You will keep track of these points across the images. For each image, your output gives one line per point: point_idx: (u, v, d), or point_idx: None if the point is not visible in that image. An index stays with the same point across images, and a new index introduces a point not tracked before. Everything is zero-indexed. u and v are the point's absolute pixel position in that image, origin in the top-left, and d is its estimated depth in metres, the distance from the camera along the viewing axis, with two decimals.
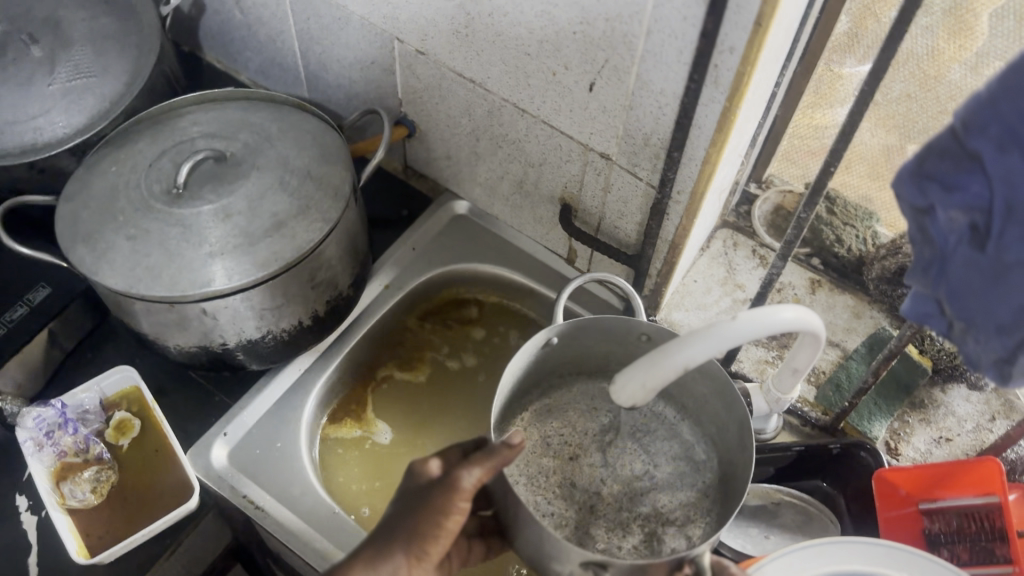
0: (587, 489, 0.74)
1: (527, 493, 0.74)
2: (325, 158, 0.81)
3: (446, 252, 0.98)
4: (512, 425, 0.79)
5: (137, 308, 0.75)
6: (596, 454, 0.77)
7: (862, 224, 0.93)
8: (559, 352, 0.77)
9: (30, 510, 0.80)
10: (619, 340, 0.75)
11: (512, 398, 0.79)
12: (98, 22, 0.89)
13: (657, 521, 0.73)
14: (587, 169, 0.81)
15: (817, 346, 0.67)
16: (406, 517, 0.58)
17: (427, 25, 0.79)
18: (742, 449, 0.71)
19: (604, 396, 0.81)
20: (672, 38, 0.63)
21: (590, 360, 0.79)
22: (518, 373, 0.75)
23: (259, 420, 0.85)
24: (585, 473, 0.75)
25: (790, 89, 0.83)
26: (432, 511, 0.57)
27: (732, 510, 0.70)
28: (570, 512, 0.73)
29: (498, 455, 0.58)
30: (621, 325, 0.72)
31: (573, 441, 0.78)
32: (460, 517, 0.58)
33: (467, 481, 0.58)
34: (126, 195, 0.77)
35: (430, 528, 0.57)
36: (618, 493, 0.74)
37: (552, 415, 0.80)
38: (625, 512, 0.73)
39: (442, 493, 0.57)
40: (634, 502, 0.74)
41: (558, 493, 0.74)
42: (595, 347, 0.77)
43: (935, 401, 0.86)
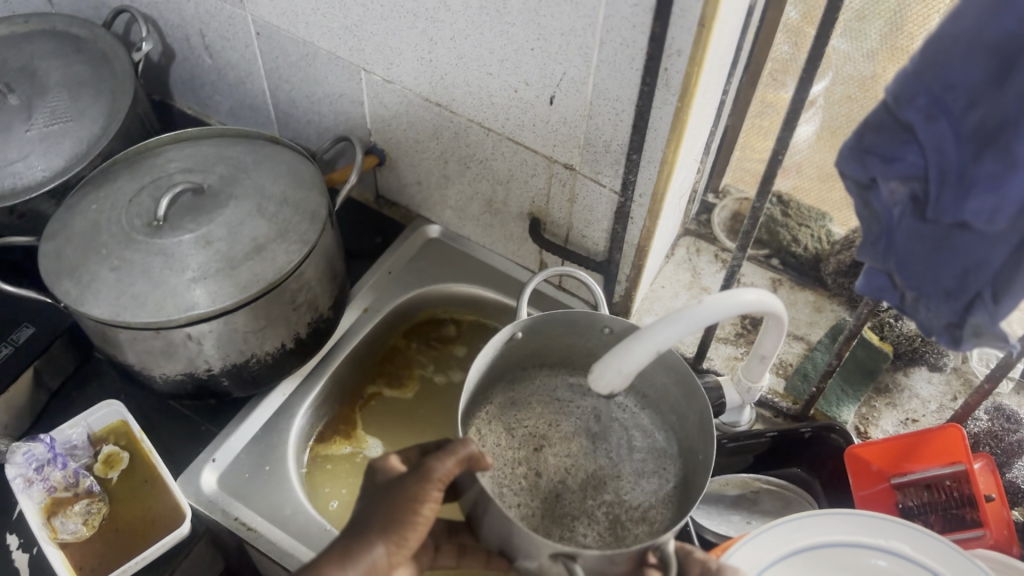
0: (552, 479, 0.78)
1: (494, 485, 0.77)
2: (300, 185, 0.84)
3: (422, 275, 1.01)
4: (478, 417, 0.81)
5: (122, 337, 0.77)
6: (560, 444, 0.80)
7: (816, 224, 0.97)
8: (523, 345, 0.80)
9: (21, 547, 0.80)
10: (582, 332, 0.78)
11: (479, 391, 0.81)
12: (72, 69, 0.93)
13: (621, 508, 0.77)
14: (552, 181, 0.85)
15: (782, 329, 0.70)
16: (380, 508, 0.59)
17: (392, 54, 0.83)
18: (701, 434, 0.74)
19: (567, 388, 0.84)
20: (624, 46, 0.67)
21: (553, 353, 0.82)
22: (484, 365, 0.77)
23: (247, 445, 0.87)
24: (550, 463, 0.79)
25: (739, 98, 0.88)
26: (408, 500, 0.59)
27: (691, 497, 0.74)
28: (536, 502, 0.77)
29: (467, 449, 0.62)
30: (584, 317, 0.75)
31: (538, 432, 0.81)
32: (434, 505, 0.60)
33: (440, 468, 0.60)
34: (108, 230, 0.79)
35: (407, 515, 0.59)
36: (582, 482, 0.78)
37: (517, 407, 0.83)
38: (590, 501, 0.77)
39: (416, 480, 0.60)
40: (598, 491, 0.78)
41: (523, 484, 0.78)
42: (558, 339, 0.80)
43: (899, 384, 0.90)
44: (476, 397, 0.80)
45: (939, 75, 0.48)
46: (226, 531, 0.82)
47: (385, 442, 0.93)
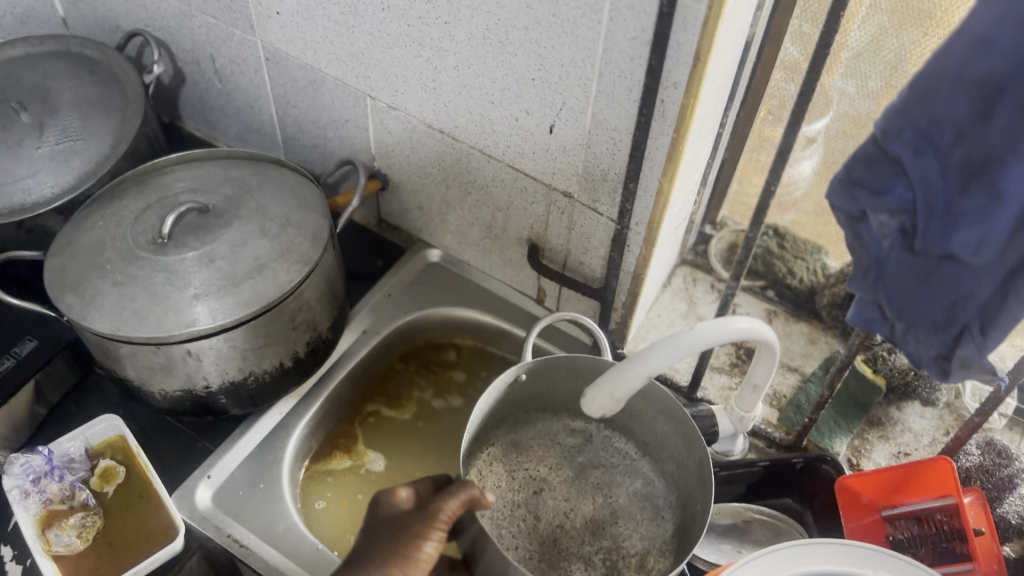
0: (551, 522, 0.79)
1: (493, 528, 0.78)
2: (303, 207, 0.85)
3: (421, 298, 1.02)
4: (480, 458, 0.82)
5: (122, 352, 0.78)
6: (560, 489, 0.81)
7: (812, 257, 0.98)
8: (527, 388, 0.81)
9: (15, 559, 0.81)
10: (584, 377, 0.80)
11: (481, 433, 0.82)
12: (84, 90, 0.95)
13: (619, 555, 0.78)
14: (551, 209, 0.86)
15: (773, 357, 0.71)
16: (385, 543, 0.61)
17: (397, 82, 0.85)
18: (699, 484, 0.75)
19: (569, 433, 0.85)
20: (622, 78, 0.69)
21: (555, 399, 0.84)
22: (486, 407, 0.78)
23: (243, 462, 0.88)
24: (550, 507, 0.80)
25: (736, 132, 0.90)
26: (411, 536, 0.61)
27: (687, 546, 0.75)
28: (534, 545, 0.78)
29: (471, 491, 0.63)
30: (589, 364, 0.77)
31: (538, 475, 0.82)
32: (437, 544, 0.62)
33: (445, 509, 0.62)
34: (113, 246, 0.80)
35: (409, 551, 0.60)
36: (581, 527, 0.79)
37: (518, 451, 0.84)
38: (588, 546, 0.78)
39: (421, 520, 0.61)
40: (596, 536, 0.79)
41: (522, 527, 0.79)
42: (561, 385, 0.82)
43: (891, 418, 0.91)
44: (479, 439, 0.82)
45: (927, 109, 0.49)
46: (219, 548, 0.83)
47: (387, 457, 0.94)
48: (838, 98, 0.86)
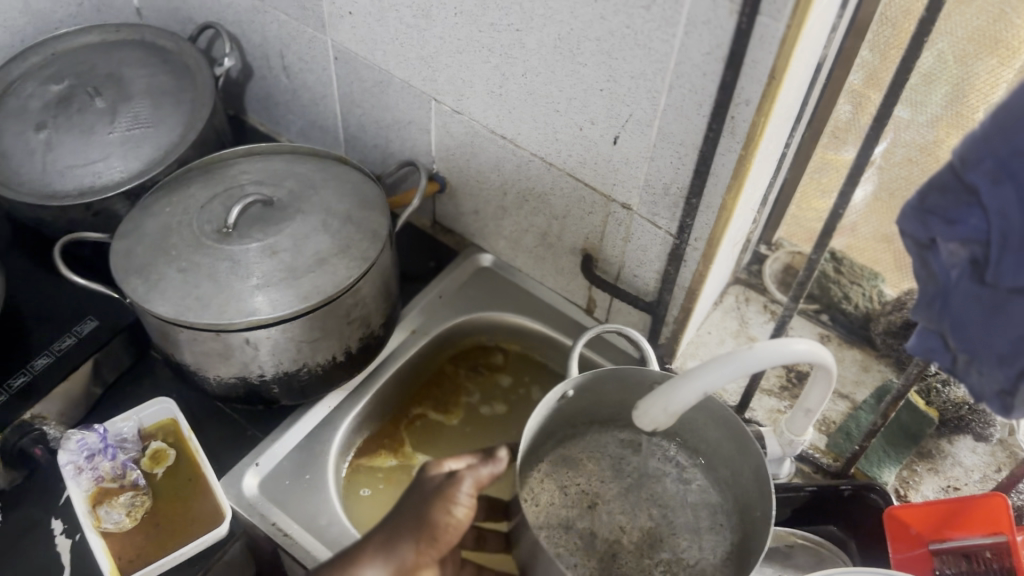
0: (608, 538, 0.79)
1: (551, 546, 0.78)
2: (364, 205, 0.86)
3: (471, 302, 1.03)
4: (533, 475, 0.82)
5: (182, 337, 0.79)
6: (614, 502, 0.81)
7: (868, 283, 0.98)
8: (575, 403, 0.81)
9: (65, 533, 0.83)
10: (635, 389, 0.79)
11: (532, 449, 0.81)
12: (156, 79, 0.97)
13: (679, 567, 0.78)
14: (609, 220, 0.86)
15: (829, 381, 0.71)
16: (413, 511, 0.62)
17: (463, 86, 0.86)
18: (758, 491, 0.75)
19: (617, 444, 0.85)
20: (692, 92, 0.69)
21: (605, 411, 0.84)
22: (538, 425, 0.78)
23: (290, 453, 0.89)
24: (604, 522, 0.80)
25: (799, 153, 0.89)
26: (435, 508, 0.61)
27: (750, 555, 0.75)
28: (593, 561, 0.77)
29: (495, 464, 0.63)
30: (637, 374, 0.77)
31: (590, 490, 0.82)
32: (466, 514, 0.62)
33: (466, 480, 0.62)
34: (179, 232, 0.82)
35: (433, 521, 0.61)
36: (638, 541, 0.79)
37: (568, 466, 0.83)
38: (647, 559, 0.78)
39: (448, 490, 0.61)
40: (655, 549, 0.79)
41: (578, 544, 0.78)
42: (608, 397, 0.81)
43: (942, 451, 0.89)
44: (530, 455, 0.81)
45: (1008, 141, 0.49)
46: (264, 536, 0.84)
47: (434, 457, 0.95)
48: (898, 124, 0.85)
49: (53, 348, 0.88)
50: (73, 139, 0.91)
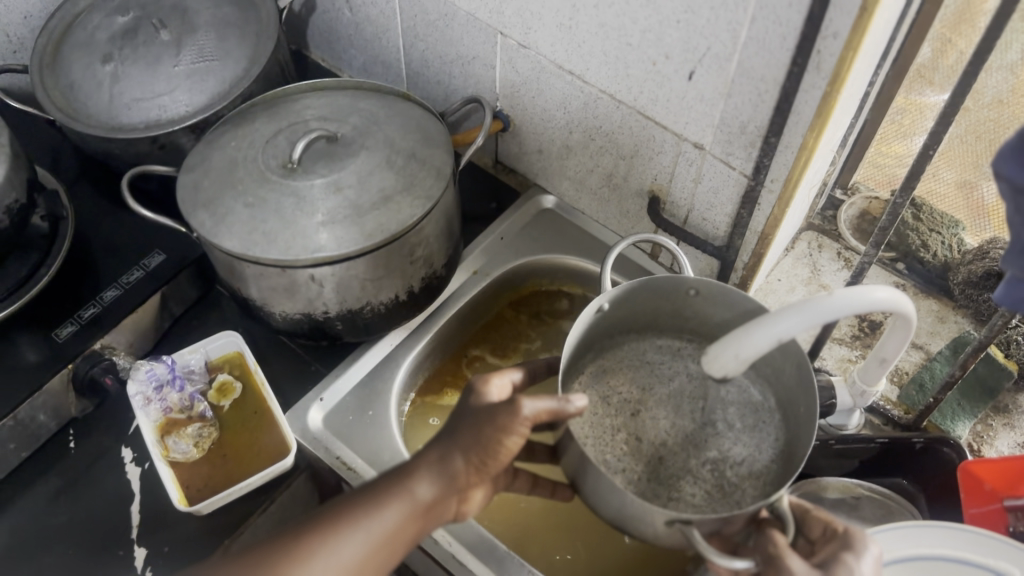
0: (654, 442, 0.74)
1: (596, 451, 0.73)
2: (429, 142, 0.85)
3: (533, 244, 1.01)
4: (573, 386, 0.78)
5: (249, 272, 0.80)
6: (658, 408, 0.76)
7: (948, 232, 0.94)
8: (612, 315, 0.78)
9: (135, 461, 0.85)
10: (669, 297, 0.77)
11: (574, 361, 0.78)
12: (220, 10, 0.95)
13: (727, 466, 0.73)
14: (679, 159, 0.84)
15: (909, 330, 0.68)
16: (470, 430, 0.60)
17: (532, 19, 0.83)
18: (801, 385, 0.71)
19: (657, 350, 0.82)
20: (776, 25, 0.65)
21: (640, 317, 0.81)
22: (577, 340, 0.75)
23: (352, 389, 0.89)
24: (650, 428, 0.75)
25: (882, 92, 0.85)
26: (494, 430, 0.59)
27: (798, 455, 0.70)
28: (640, 466, 0.73)
29: (561, 400, 0.60)
30: (670, 282, 0.75)
31: (633, 397, 0.78)
32: (518, 440, 0.59)
33: (530, 408, 0.58)
34: (245, 167, 0.82)
35: (491, 443, 0.59)
36: (683, 442, 0.74)
37: (609, 374, 0.80)
38: (694, 460, 0.73)
39: (506, 411, 0.58)
40: (700, 450, 0.74)
41: (625, 449, 0.74)
42: (644, 306, 0.79)
43: (1020, 406, 0.86)
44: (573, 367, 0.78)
45: None
46: (328, 469, 0.85)
47: None
48: None
49: (122, 281, 0.89)
50: (139, 72, 0.91)
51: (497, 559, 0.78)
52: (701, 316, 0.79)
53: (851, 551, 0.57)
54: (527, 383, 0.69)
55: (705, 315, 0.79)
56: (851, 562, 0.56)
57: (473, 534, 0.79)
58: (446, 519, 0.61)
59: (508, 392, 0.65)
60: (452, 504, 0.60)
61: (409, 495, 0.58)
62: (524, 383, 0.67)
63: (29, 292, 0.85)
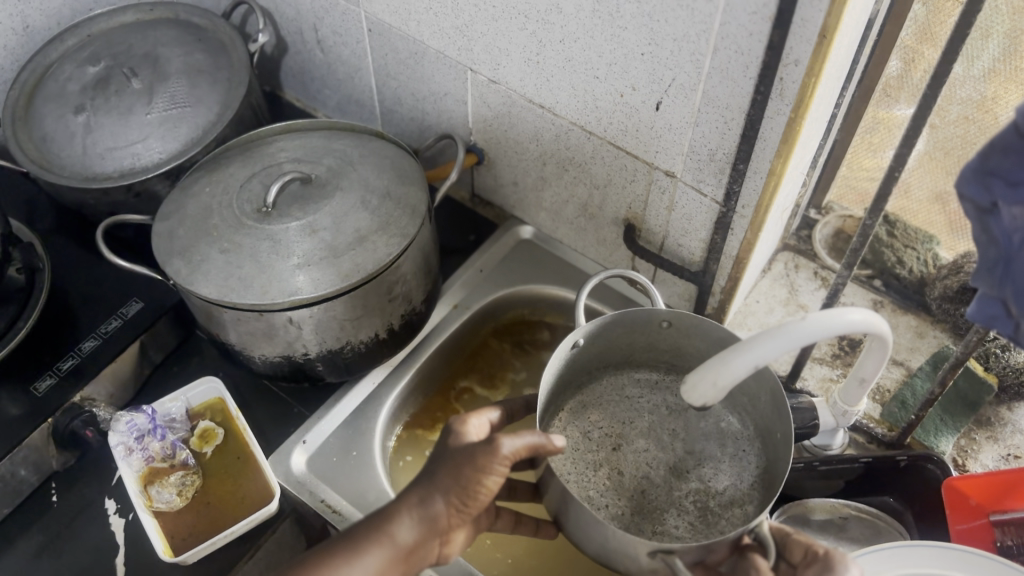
0: (636, 475, 0.76)
1: (579, 488, 0.75)
2: (403, 179, 0.85)
3: (512, 276, 1.01)
4: (553, 424, 0.79)
5: (226, 317, 0.79)
6: (638, 441, 0.78)
7: (923, 247, 0.95)
8: (588, 352, 0.79)
9: (118, 513, 0.84)
10: (643, 330, 0.78)
11: (551, 400, 0.79)
12: (192, 57, 0.96)
13: (708, 496, 0.75)
14: (652, 188, 0.84)
15: (885, 351, 0.68)
16: (449, 470, 0.59)
17: (500, 55, 0.84)
18: (775, 412, 0.73)
19: (635, 385, 0.83)
20: (738, 54, 0.66)
21: (617, 353, 0.81)
22: (552, 378, 0.76)
23: (337, 429, 0.89)
24: (631, 461, 0.77)
25: (849, 113, 0.86)
26: (474, 471, 0.58)
27: (777, 480, 0.72)
28: (624, 501, 0.75)
29: (538, 437, 0.60)
30: (643, 315, 0.75)
31: (614, 431, 0.79)
32: (498, 478, 0.59)
33: (509, 446, 0.59)
34: (219, 213, 0.82)
35: (471, 484, 0.59)
36: (665, 474, 0.76)
37: (589, 410, 0.81)
38: (676, 491, 0.75)
39: (485, 452, 0.58)
40: (682, 481, 0.76)
41: (608, 484, 0.76)
42: (620, 341, 0.79)
43: (1002, 418, 0.86)
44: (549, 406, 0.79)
45: None
46: (313, 512, 0.84)
47: None
48: (954, 81, 0.82)
49: (100, 331, 0.89)
50: (112, 122, 0.91)
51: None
52: (676, 349, 0.80)
53: (832, 572, 0.57)
54: (504, 421, 0.69)
55: (679, 347, 0.79)
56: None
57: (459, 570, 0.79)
58: (427, 561, 0.60)
59: (486, 431, 0.65)
60: (434, 546, 0.60)
61: (390, 540, 0.58)
62: (501, 421, 0.68)
63: (10, 342, 0.84)
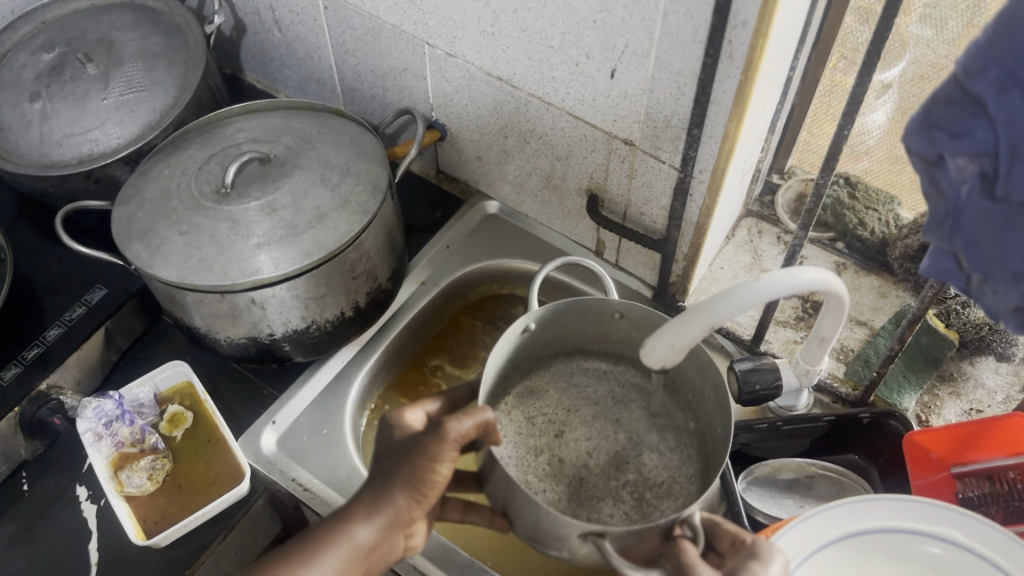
0: (576, 464, 0.78)
1: (518, 471, 0.77)
2: (363, 156, 0.85)
3: (479, 251, 1.01)
4: (498, 408, 0.81)
5: (189, 300, 0.79)
6: (581, 430, 0.80)
7: (884, 208, 0.95)
8: (538, 340, 0.80)
9: (90, 499, 0.85)
10: (594, 319, 0.78)
11: (499, 384, 0.81)
12: (147, 40, 0.95)
13: (646, 486, 0.76)
14: (611, 157, 0.84)
15: (842, 309, 0.69)
16: (402, 465, 0.59)
17: (455, 28, 0.84)
18: (716, 407, 0.73)
19: (583, 373, 0.84)
20: (687, 18, 0.66)
21: (568, 342, 0.82)
22: (500, 361, 0.76)
23: (306, 409, 0.89)
24: (572, 448, 0.79)
25: (806, 77, 0.86)
26: (425, 460, 0.59)
27: (714, 469, 0.74)
28: (561, 487, 0.76)
29: (487, 415, 0.61)
30: (596, 305, 0.76)
31: (557, 418, 0.81)
32: (450, 463, 0.59)
33: (456, 429, 0.59)
34: (178, 195, 0.81)
35: (425, 473, 0.59)
36: (605, 464, 0.78)
37: (536, 396, 0.83)
38: (614, 481, 0.77)
39: (433, 439, 0.59)
40: (621, 471, 0.77)
41: (547, 471, 0.78)
42: (572, 329, 0.80)
43: (964, 374, 0.88)
44: (497, 390, 0.80)
45: (1013, 45, 0.49)
46: (284, 492, 0.84)
47: None
48: None
49: (64, 319, 0.89)
50: (68, 108, 0.90)
51: (459, 566, 0.79)
52: (628, 340, 0.80)
53: (758, 558, 0.58)
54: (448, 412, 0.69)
55: (630, 339, 0.80)
56: (758, 568, 0.57)
57: (430, 541, 0.80)
58: (391, 558, 0.60)
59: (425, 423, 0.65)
60: (396, 542, 0.60)
61: (349, 541, 0.57)
62: (442, 411, 0.68)
63: None
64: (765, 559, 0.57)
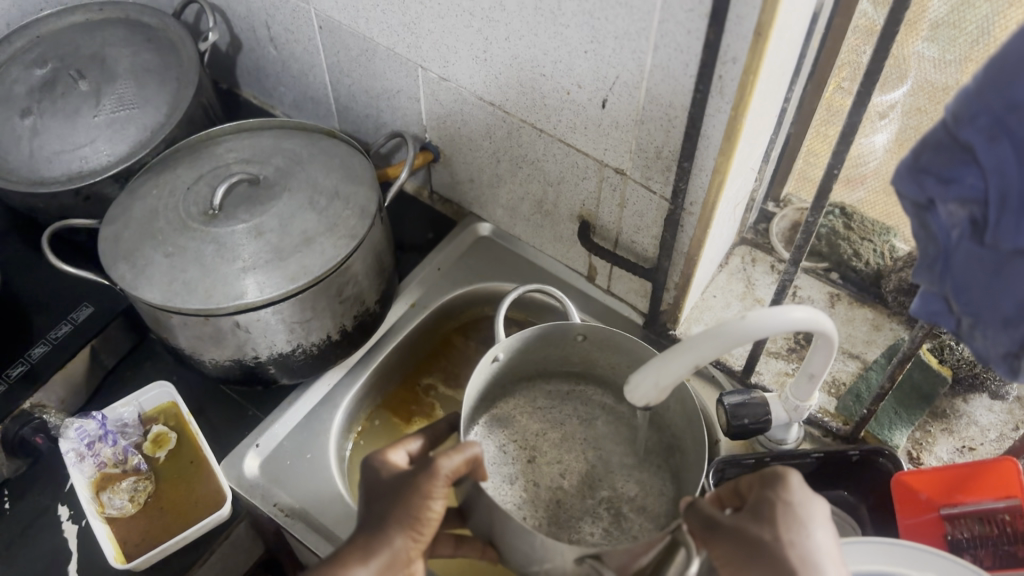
0: (552, 486, 0.79)
1: (498, 500, 0.78)
2: (352, 179, 0.84)
3: (470, 273, 1.00)
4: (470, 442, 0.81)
5: (174, 322, 0.79)
6: (552, 453, 0.81)
7: (880, 239, 0.94)
8: (505, 369, 0.80)
9: (71, 519, 0.84)
10: (557, 344, 0.80)
11: (468, 417, 0.81)
12: (140, 57, 0.95)
13: (621, 501, 0.78)
14: (603, 185, 0.84)
15: (832, 347, 0.68)
16: (397, 504, 0.59)
17: (448, 52, 0.83)
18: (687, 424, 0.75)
19: (547, 396, 0.85)
20: (678, 52, 0.66)
21: (530, 368, 0.83)
22: (470, 396, 0.77)
23: (291, 432, 0.88)
24: (545, 472, 0.80)
25: (801, 108, 0.85)
26: (420, 498, 0.58)
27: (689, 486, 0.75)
28: (540, 512, 0.77)
29: (477, 450, 0.61)
30: (558, 330, 0.77)
31: (528, 444, 0.82)
32: (443, 500, 0.59)
33: (447, 466, 0.59)
34: (165, 216, 0.81)
35: (421, 512, 0.59)
36: (579, 484, 0.79)
37: (503, 424, 0.83)
38: (590, 499, 0.78)
39: (426, 477, 0.59)
40: (595, 489, 0.79)
41: (524, 496, 0.78)
42: (535, 355, 0.81)
43: (957, 410, 0.87)
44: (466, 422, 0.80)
45: (1005, 94, 0.46)
46: (266, 516, 0.84)
47: None
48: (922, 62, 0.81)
49: (50, 337, 0.89)
50: (59, 125, 0.90)
51: None
52: (589, 360, 0.82)
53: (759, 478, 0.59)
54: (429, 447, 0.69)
55: (590, 358, 0.82)
56: (766, 482, 0.58)
57: None
58: None
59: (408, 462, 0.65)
60: None
61: None
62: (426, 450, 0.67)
63: None
64: (781, 485, 0.57)
